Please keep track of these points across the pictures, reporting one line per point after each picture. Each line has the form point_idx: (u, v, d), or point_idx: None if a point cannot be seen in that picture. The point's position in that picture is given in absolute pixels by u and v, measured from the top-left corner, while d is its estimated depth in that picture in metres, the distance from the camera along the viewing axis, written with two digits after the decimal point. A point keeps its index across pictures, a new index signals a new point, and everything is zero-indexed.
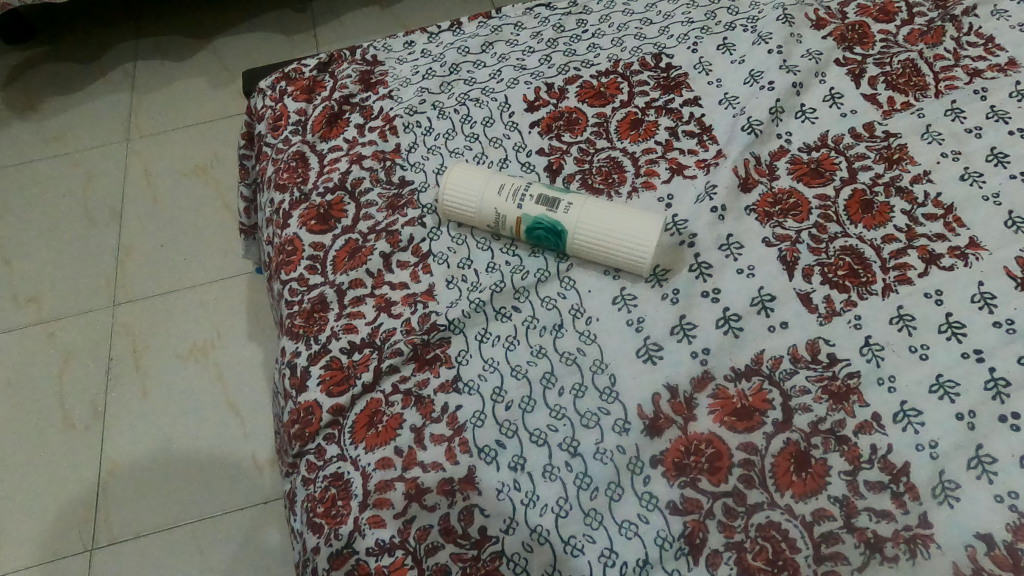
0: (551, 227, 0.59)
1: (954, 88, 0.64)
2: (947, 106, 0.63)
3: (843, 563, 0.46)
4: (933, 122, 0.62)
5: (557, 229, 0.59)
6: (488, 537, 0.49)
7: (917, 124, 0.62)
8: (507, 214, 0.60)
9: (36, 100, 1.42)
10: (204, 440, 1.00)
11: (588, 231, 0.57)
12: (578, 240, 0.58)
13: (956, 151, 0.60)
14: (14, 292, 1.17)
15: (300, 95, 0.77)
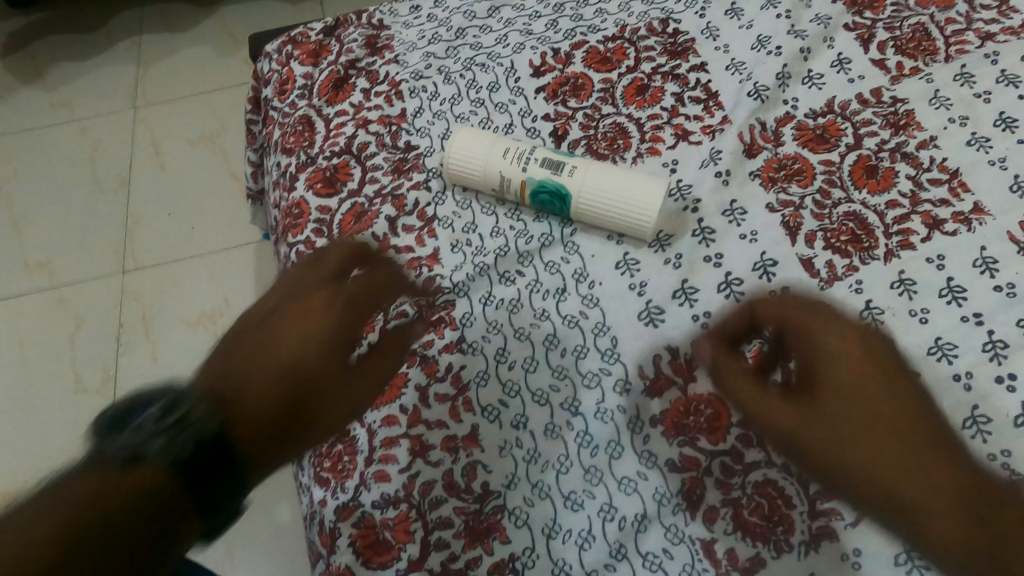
0: (556, 191, 0.59)
1: (965, 52, 0.63)
2: (956, 71, 0.62)
3: (838, 518, 0.46)
4: (942, 87, 0.62)
5: (561, 193, 0.59)
6: (491, 492, 0.51)
7: (925, 90, 0.62)
8: (512, 178, 0.60)
9: (44, 66, 1.43)
10: None
11: (591, 195, 0.58)
12: (581, 204, 0.58)
13: (963, 116, 0.60)
14: (26, 257, 1.18)
15: (306, 59, 0.77)
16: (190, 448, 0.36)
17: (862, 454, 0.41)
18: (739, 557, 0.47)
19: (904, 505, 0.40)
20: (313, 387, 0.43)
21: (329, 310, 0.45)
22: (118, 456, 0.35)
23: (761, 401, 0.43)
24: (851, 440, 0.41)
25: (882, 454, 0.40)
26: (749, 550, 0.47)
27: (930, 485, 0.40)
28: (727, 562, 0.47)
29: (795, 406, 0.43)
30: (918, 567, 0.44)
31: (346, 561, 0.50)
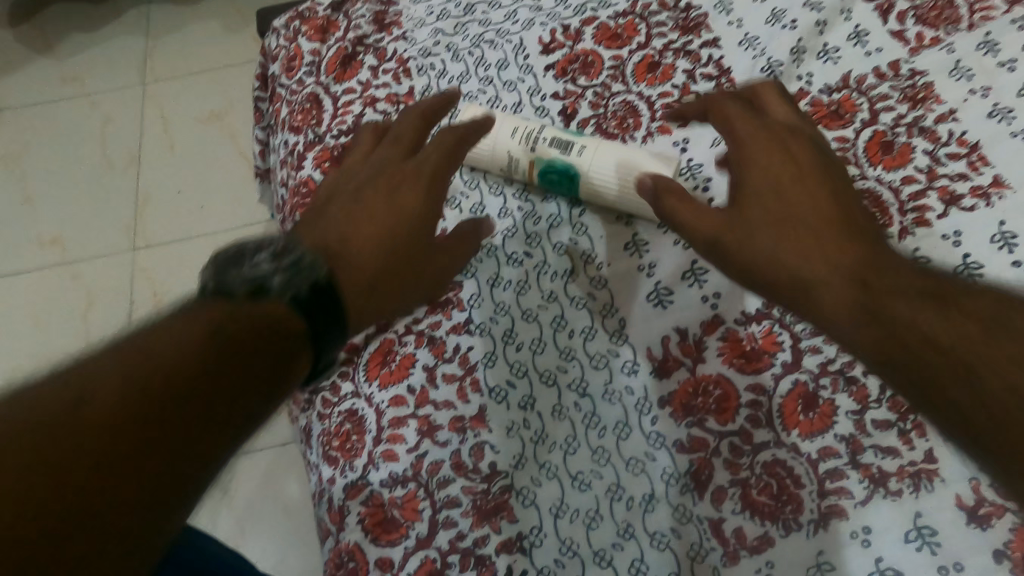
0: (564, 171, 0.58)
1: (990, 19, 0.61)
2: (980, 39, 0.61)
3: (847, 497, 0.47)
4: (964, 57, 0.60)
5: (570, 173, 0.58)
6: (498, 472, 0.51)
7: (946, 60, 0.61)
8: (520, 158, 0.59)
9: (52, 39, 1.42)
10: None
11: (600, 176, 0.57)
12: (590, 185, 0.57)
13: (985, 87, 0.58)
14: (38, 233, 1.19)
15: (314, 35, 0.76)
16: (309, 285, 0.39)
17: (786, 275, 0.41)
18: (747, 536, 0.47)
19: (826, 314, 0.40)
20: (407, 249, 0.47)
21: (420, 182, 0.49)
22: (246, 283, 0.37)
23: (692, 221, 0.46)
24: (773, 254, 0.42)
25: (795, 271, 0.41)
26: (758, 529, 0.47)
27: (843, 304, 0.39)
28: (735, 541, 0.47)
29: (722, 219, 0.45)
30: (928, 543, 0.45)
31: (355, 538, 0.50)
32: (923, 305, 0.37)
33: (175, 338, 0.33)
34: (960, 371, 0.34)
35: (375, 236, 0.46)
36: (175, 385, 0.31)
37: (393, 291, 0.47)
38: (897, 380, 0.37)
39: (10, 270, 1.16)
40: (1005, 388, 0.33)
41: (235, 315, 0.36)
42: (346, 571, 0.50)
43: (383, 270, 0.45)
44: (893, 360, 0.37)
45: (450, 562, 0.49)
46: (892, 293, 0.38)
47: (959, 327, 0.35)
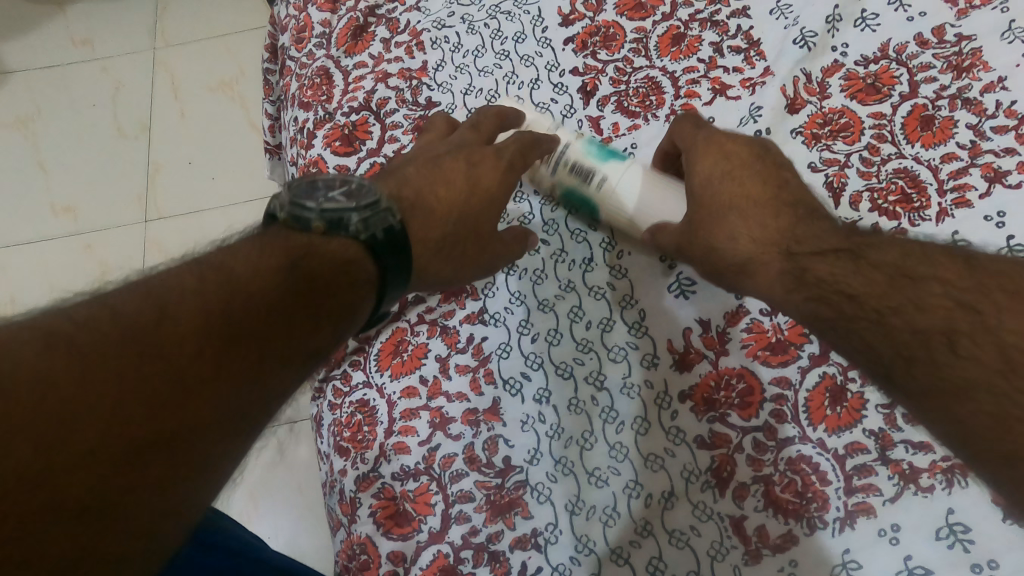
0: (583, 200, 0.54)
1: None
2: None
3: (875, 494, 0.45)
4: (1018, 17, 0.56)
5: (589, 204, 0.53)
6: (512, 467, 0.49)
7: (998, 21, 0.57)
8: (541, 178, 0.55)
9: (61, 3, 1.40)
10: None
11: (617, 209, 0.52)
12: (607, 216, 0.53)
13: None
14: (50, 202, 1.19)
15: (324, 4, 0.73)
16: (384, 231, 0.42)
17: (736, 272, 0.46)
18: (770, 534, 0.46)
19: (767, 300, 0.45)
20: (472, 219, 0.50)
21: (496, 168, 0.51)
22: (322, 218, 0.41)
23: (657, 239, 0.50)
24: (728, 255, 0.46)
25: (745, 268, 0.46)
26: (781, 527, 0.46)
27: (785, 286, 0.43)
28: (757, 539, 0.46)
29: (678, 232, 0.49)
30: (960, 540, 0.43)
31: (367, 531, 0.50)
32: (846, 273, 0.40)
33: (260, 265, 0.37)
34: (891, 331, 0.37)
35: (446, 204, 0.50)
36: (259, 319, 0.34)
37: (447, 262, 0.49)
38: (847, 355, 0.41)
39: (23, 239, 1.15)
40: (911, 333, 0.37)
41: (311, 248, 0.40)
42: (359, 563, 0.49)
43: (447, 237, 0.49)
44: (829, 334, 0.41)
45: (463, 557, 0.48)
46: (817, 262, 0.42)
47: (870, 277, 0.39)
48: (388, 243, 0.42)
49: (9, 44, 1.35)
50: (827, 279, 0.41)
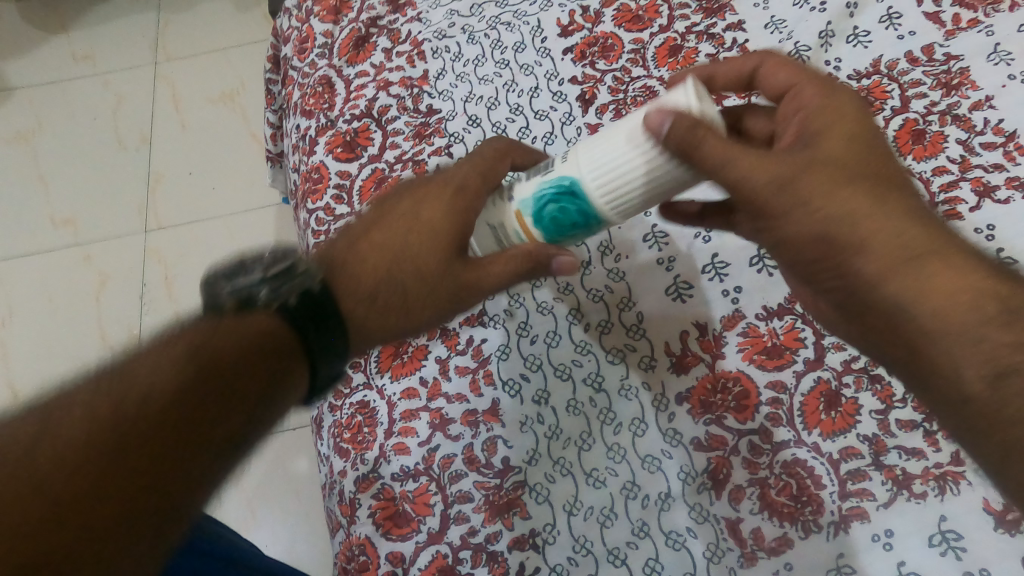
0: (558, 186, 0.40)
1: None
2: (1022, 21, 0.58)
3: (869, 499, 0.46)
4: (1003, 40, 0.58)
5: (567, 182, 0.40)
6: (511, 468, 0.50)
7: (984, 44, 0.59)
8: (504, 216, 0.44)
9: (66, 19, 1.42)
10: None
11: (601, 153, 0.39)
12: (595, 173, 0.39)
13: None
14: (51, 212, 1.19)
15: (327, 16, 0.74)
16: (298, 296, 0.39)
17: (874, 263, 0.36)
18: (765, 537, 0.46)
19: (882, 307, 0.36)
20: (409, 265, 0.44)
21: (439, 200, 0.45)
22: (233, 297, 0.38)
23: (775, 201, 0.37)
24: (878, 240, 0.36)
25: (900, 261, 0.35)
26: (776, 530, 0.46)
27: (952, 301, 0.35)
28: (753, 541, 0.46)
29: (830, 201, 0.36)
30: (953, 548, 0.44)
31: (366, 532, 0.50)
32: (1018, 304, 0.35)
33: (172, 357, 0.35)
34: None
35: (382, 252, 0.44)
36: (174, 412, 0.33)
37: (388, 313, 0.44)
38: (928, 388, 0.36)
39: (23, 249, 1.16)
40: None
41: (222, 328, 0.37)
42: (358, 564, 0.49)
43: (382, 288, 0.43)
44: (926, 366, 0.35)
45: (461, 558, 0.48)
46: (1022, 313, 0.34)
47: None
48: (307, 308, 0.39)
49: (14, 58, 1.37)
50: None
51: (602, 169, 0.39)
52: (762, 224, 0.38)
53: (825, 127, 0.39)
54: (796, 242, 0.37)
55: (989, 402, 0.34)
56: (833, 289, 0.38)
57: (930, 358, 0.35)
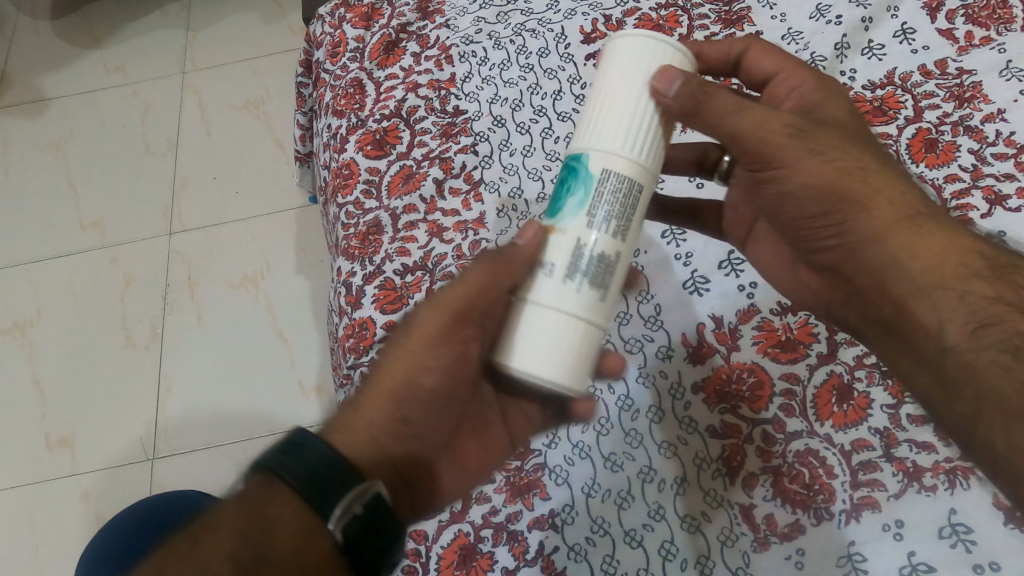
0: (563, 172, 0.39)
1: None
2: None
3: (880, 489, 0.47)
4: (1015, 57, 0.60)
5: (570, 162, 0.38)
6: (532, 450, 0.52)
7: (997, 60, 0.60)
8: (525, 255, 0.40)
9: (100, 31, 1.47)
10: (258, 377, 1.05)
11: (590, 120, 0.38)
12: (588, 134, 0.38)
13: None
14: (80, 215, 1.23)
15: (358, 21, 0.77)
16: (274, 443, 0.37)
17: (876, 221, 0.39)
18: (778, 523, 0.48)
19: (876, 265, 0.39)
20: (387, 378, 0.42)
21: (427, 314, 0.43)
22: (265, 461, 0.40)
23: (794, 148, 0.39)
24: (881, 199, 0.39)
25: (901, 221, 0.38)
26: (789, 516, 0.48)
27: (942, 259, 0.37)
28: (766, 527, 0.48)
29: (841, 153, 0.39)
30: (963, 540, 0.44)
31: None
32: (1000, 264, 0.37)
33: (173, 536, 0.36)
34: None
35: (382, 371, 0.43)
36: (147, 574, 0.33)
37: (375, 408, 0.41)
38: (910, 342, 0.39)
39: (52, 251, 1.19)
40: None
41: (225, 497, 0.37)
42: None
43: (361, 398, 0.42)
44: (909, 317, 0.38)
45: (483, 536, 0.50)
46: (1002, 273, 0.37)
47: None
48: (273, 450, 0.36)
49: (50, 69, 1.42)
50: (1009, 275, 0.37)
51: (616, 116, 0.37)
52: (774, 177, 0.40)
53: (820, 103, 0.45)
54: (795, 196, 0.40)
55: (965, 351, 0.36)
56: (828, 248, 0.42)
57: (918, 312, 0.38)
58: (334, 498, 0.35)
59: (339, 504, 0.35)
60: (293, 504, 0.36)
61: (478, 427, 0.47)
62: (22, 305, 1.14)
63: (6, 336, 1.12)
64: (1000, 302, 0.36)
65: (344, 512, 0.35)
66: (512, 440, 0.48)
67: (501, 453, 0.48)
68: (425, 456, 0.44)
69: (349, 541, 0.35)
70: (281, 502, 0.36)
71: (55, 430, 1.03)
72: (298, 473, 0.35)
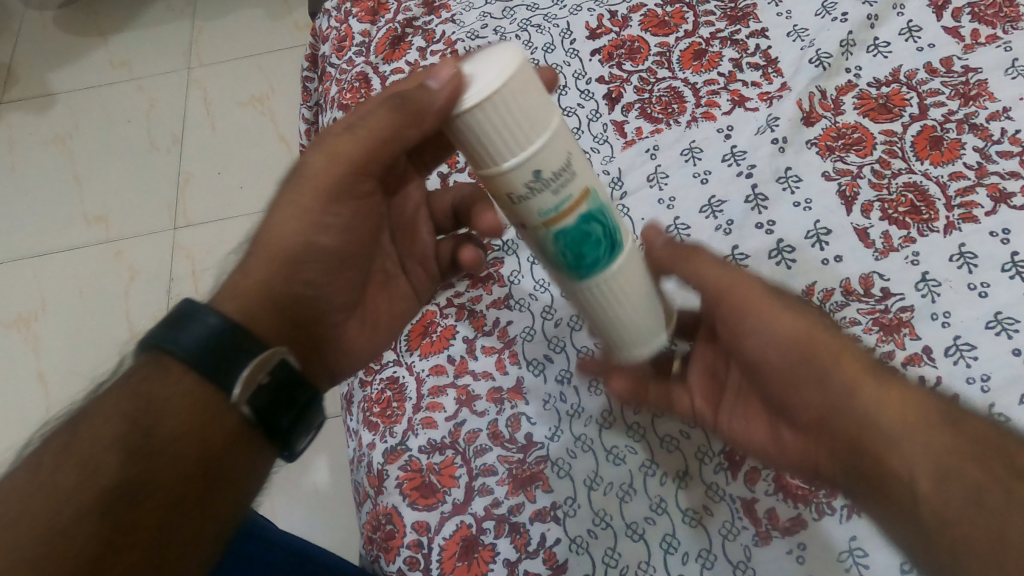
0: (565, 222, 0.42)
1: None
2: None
3: None
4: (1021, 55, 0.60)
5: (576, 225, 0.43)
6: (534, 443, 0.53)
7: (1002, 58, 0.60)
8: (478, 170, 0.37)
9: (106, 28, 1.47)
10: None
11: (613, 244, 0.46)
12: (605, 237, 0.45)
13: None
14: (84, 209, 1.23)
15: (365, 17, 0.78)
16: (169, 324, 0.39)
17: (845, 372, 0.38)
18: (780, 517, 0.48)
19: (847, 414, 0.37)
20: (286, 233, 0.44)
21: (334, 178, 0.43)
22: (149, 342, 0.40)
23: (766, 303, 0.41)
24: (846, 356, 0.38)
25: (868, 375, 0.38)
26: (790, 511, 0.47)
27: (908, 408, 0.36)
28: (767, 521, 0.48)
29: (804, 313, 0.41)
30: None
31: (393, 501, 0.51)
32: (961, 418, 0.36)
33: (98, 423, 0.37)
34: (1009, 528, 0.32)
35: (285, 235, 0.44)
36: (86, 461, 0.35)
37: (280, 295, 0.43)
38: (882, 491, 0.36)
39: (56, 245, 1.20)
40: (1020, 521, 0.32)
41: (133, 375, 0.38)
42: (383, 533, 0.51)
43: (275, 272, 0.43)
44: (883, 469, 0.36)
45: (485, 528, 0.50)
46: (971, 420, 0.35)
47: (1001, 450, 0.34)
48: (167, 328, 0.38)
49: (56, 65, 1.42)
50: (964, 426, 0.35)
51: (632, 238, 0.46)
52: (755, 328, 0.41)
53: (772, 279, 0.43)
54: (772, 347, 0.41)
55: (939, 501, 0.34)
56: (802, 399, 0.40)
57: (889, 463, 0.36)
58: (237, 373, 0.38)
59: (244, 377, 0.38)
60: (188, 382, 0.38)
61: (382, 282, 0.52)
62: (26, 298, 1.15)
63: (11, 329, 1.12)
64: (963, 453, 0.34)
65: (249, 383, 0.38)
66: (414, 290, 0.54)
67: (408, 305, 0.54)
68: (329, 319, 0.48)
69: (257, 410, 0.39)
70: (174, 383, 0.38)
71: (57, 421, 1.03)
72: (195, 352, 0.38)
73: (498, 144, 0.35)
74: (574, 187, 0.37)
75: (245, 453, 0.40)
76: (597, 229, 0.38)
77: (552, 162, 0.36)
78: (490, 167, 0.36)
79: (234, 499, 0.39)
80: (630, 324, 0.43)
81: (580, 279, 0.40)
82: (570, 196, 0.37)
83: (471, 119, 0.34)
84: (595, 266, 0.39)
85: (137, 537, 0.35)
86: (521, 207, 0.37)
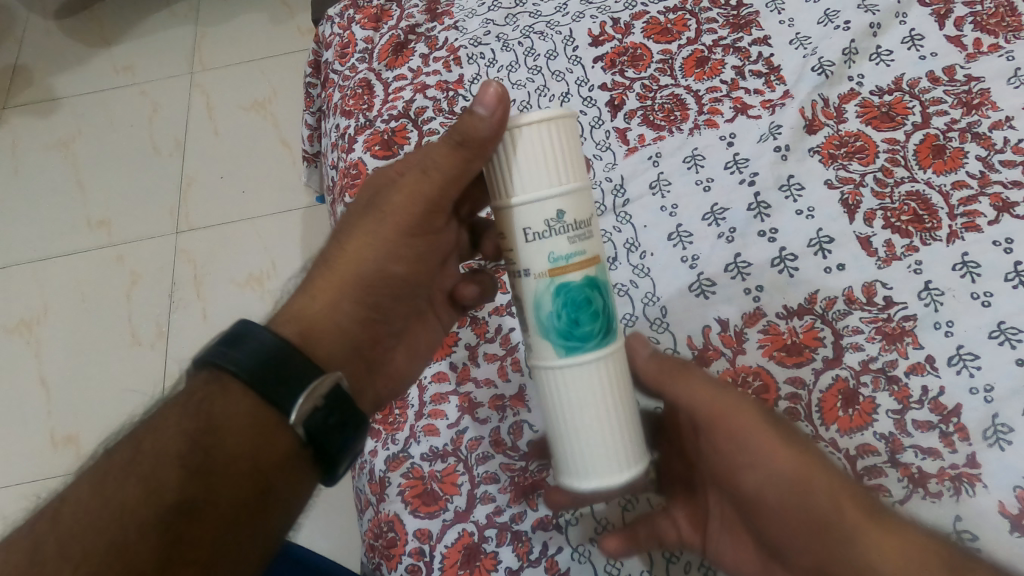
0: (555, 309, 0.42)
1: None
2: None
3: (885, 495, 0.47)
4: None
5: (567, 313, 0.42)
6: (536, 451, 0.53)
7: (1004, 68, 0.60)
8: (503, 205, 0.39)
9: (109, 32, 1.48)
10: None
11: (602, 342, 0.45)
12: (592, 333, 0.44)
13: None
14: (86, 214, 1.23)
15: (367, 23, 0.78)
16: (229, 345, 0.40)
17: (846, 517, 0.36)
18: None
19: (852, 563, 0.36)
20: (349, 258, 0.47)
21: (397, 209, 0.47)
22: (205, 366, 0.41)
23: (760, 438, 0.39)
24: (845, 499, 0.37)
25: (869, 518, 0.36)
26: None
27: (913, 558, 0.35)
28: None
29: (797, 445, 0.39)
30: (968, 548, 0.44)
31: (395, 509, 0.51)
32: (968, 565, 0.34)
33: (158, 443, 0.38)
34: None
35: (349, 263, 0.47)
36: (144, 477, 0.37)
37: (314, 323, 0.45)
38: None
39: (58, 250, 1.20)
40: None
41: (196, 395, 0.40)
42: (385, 540, 0.51)
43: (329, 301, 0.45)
44: None
45: (487, 536, 0.50)
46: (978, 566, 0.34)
47: None
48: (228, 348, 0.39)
49: (58, 69, 1.43)
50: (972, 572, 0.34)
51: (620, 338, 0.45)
52: (753, 463, 0.40)
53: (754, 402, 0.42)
54: (768, 484, 0.39)
55: None
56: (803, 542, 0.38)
57: None
58: (295, 394, 0.39)
59: (301, 399, 0.39)
60: (249, 400, 0.39)
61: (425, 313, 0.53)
62: (28, 302, 1.15)
63: (13, 334, 1.12)
64: None
65: (306, 404, 0.39)
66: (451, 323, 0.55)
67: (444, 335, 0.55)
68: (384, 343, 0.49)
69: (311, 431, 0.40)
70: (234, 401, 0.39)
71: (59, 427, 1.03)
72: (250, 370, 0.39)
73: (533, 173, 0.37)
74: (589, 248, 0.38)
75: (294, 473, 0.41)
76: (597, 301, 0.38)
77: (577, 212, 0.38)
78: (519, 194, 0.37)
79: (284, 513, 0.41)
80: (608, 432, 0.39)
81: (561, 354, 0.38)
82: (584, 252, 0.38)
83: (518, 142, 0.37)
84: (585, 341, 0.38)
85: (197, 552, 0.36)
86: (534, 245, 0.38)
